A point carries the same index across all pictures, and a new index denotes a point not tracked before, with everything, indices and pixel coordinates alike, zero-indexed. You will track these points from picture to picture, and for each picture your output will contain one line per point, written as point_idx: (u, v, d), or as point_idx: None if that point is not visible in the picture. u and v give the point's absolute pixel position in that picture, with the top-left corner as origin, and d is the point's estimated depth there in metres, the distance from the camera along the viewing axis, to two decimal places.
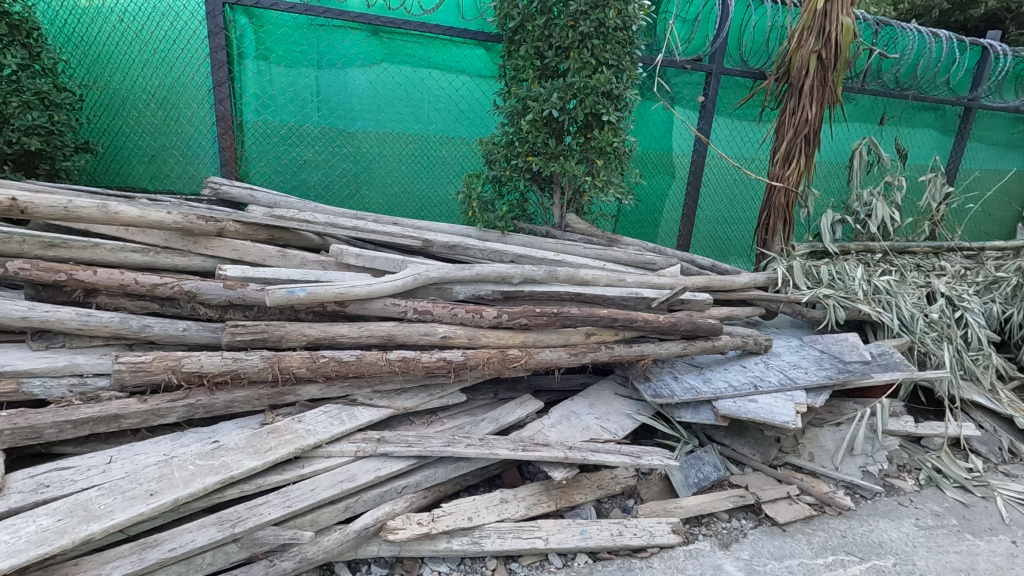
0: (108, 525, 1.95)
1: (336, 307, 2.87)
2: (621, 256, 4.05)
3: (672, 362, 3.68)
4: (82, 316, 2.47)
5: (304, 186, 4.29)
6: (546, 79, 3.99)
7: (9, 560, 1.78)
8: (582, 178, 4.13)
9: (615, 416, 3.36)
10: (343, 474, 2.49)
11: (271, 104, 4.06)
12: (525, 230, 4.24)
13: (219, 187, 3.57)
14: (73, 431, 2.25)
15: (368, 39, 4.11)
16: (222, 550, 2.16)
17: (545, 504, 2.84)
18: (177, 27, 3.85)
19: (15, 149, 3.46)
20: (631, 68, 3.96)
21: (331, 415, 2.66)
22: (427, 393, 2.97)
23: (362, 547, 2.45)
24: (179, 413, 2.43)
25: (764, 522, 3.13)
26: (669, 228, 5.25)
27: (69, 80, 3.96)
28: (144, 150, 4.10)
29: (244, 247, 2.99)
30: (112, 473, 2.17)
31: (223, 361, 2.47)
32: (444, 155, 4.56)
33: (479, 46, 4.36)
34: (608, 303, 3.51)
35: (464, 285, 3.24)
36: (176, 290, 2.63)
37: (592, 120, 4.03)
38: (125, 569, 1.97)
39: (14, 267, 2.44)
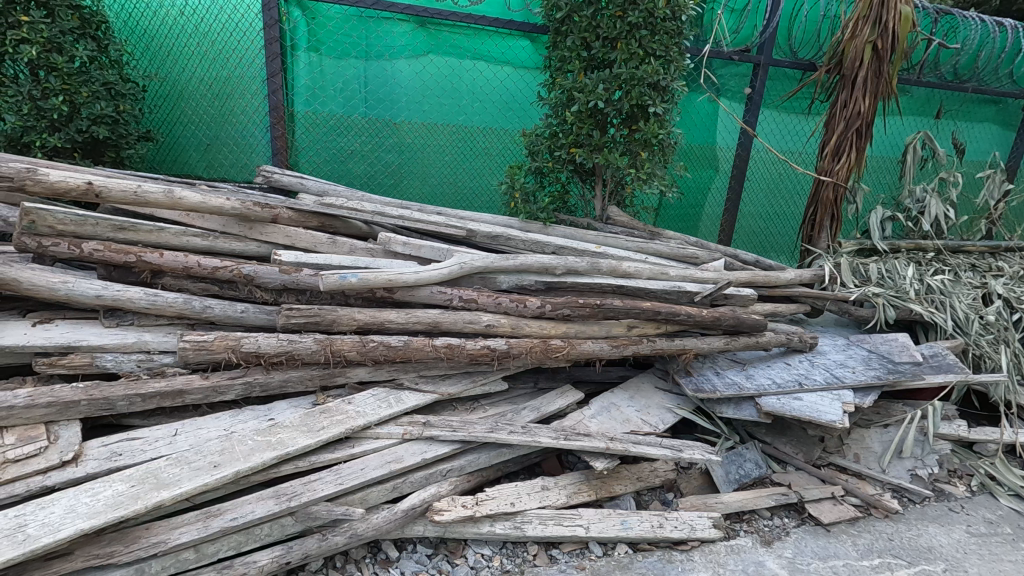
0: (177, 493, 2.06)
1: (385, 294, 2.94)
2: (663, 250, 4.01)
3: (713, 357, 3.65)
4: (150, 296, 2.60)
5: (350, 175, 4.40)
6: (592, 71, 3.96)
7: (90, 521, 1.90)
8: (625, 171, 4.10)
9: (655, 409, 3.35)
10: (391, 456, 2.57)
11: (321, 95, 4.15)
12: (567, 222, 4.22)
13: (270, 175, 3.70)
14: (142, 404, 2.37)
15: (415, 31, 4.16)
16: (278, 523, 2.26)
17: (586, 493, 2.86)
18: (234, 20, 3.98)
19: (84, 137, 3.62)
20: (679, 59, 3.90)
21: (379, 398, 2.74)
22: (470, 380, 3.02)
23: (409, 526, 2.51)
24: (237, 391, 2.54)
25: (807, 522, 3.09)
26: (710, 223, 5.19)
27: (133, 71, 4.13)
28: (201, 139, 4.26)
29: (296, 234, 3.08)
30: (178, 445, 2.29)
31: (279, 343, 2.57)
32: (486, 146, 4.59)
33: (524, 37, 4.35)
34: (650, 296, 3.50)
35: (508, 275, 3.27)
36: (236, 273, 2.74)
37: (637, 112, 3.98)
38: (192, 535, 2.08)
39: (89, 249, 2.58)
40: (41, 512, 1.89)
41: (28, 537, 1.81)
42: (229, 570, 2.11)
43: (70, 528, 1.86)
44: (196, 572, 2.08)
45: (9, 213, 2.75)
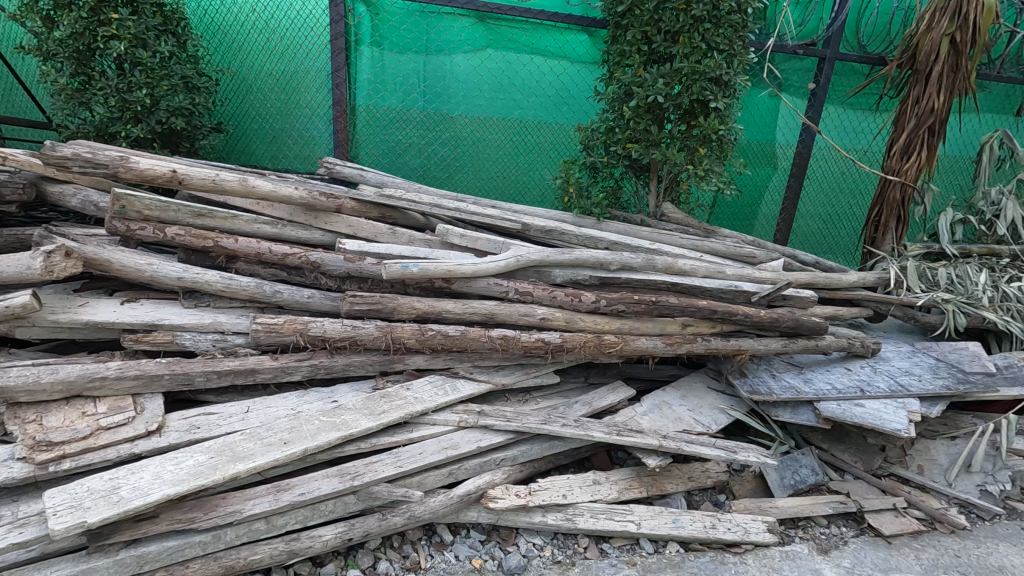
0: (252, 466, 2.17)
1: (443, 284, 2.99)
2: (719, 248, 3.94)
3: (769, 360, 3.57)
4: (226, 279, 2.75)
5: (406, 168, 4.51)
6: (652, 65, 3.91)
7: (175, 487, 2.03)
8: (682, 167, 4.03)
9: (708, 409, 3.30)
10: (447, 442, 2.63)
11: (382, 89, 4.25)
12: (620, 217, 4.19)
13: (333, 167, 3.82)
14: (217, 380, 2.51)
15: (474, 26, 4.21)
16: (341, 500, 2.35)
17: (636, 489, 2.86)
18: (302, 15, 4.12)
19: (163, 128, 3.82)
20: (743, 53, 3.81)
21: (436, 385, 2.80)
22: (523, 371, 3.05)
23: (463, 512, 2.57)
24: (304, 372, 2.65)
25: (866, 532, 2.99)
26: (766, 222, 5.06)
27: (207, 65, 4.33)
28: (268, 131, 4.45)
29: (358, 224, 3.18)
30: (250, 421, 2.42)
31: (344, 328, 2.66)
32: (541, 141, 4.60)
33: (582, 32, 4.33)
34: (705, 295, 3.44)
35: (563, 269, 3.27)
36: (303, 260, 2.85)
37: (697, 107, 3.91)
38: (263, 507, 2.19)
39: (172, 233, 2.73)
40: (131, 477, 2.03)
41: (121, 499, 1.95)
42: (297, 541, 2.22)
43: (158, 493, 1.99)
44: (267, 541, 2.20)
45: (99, 198, 2.94)
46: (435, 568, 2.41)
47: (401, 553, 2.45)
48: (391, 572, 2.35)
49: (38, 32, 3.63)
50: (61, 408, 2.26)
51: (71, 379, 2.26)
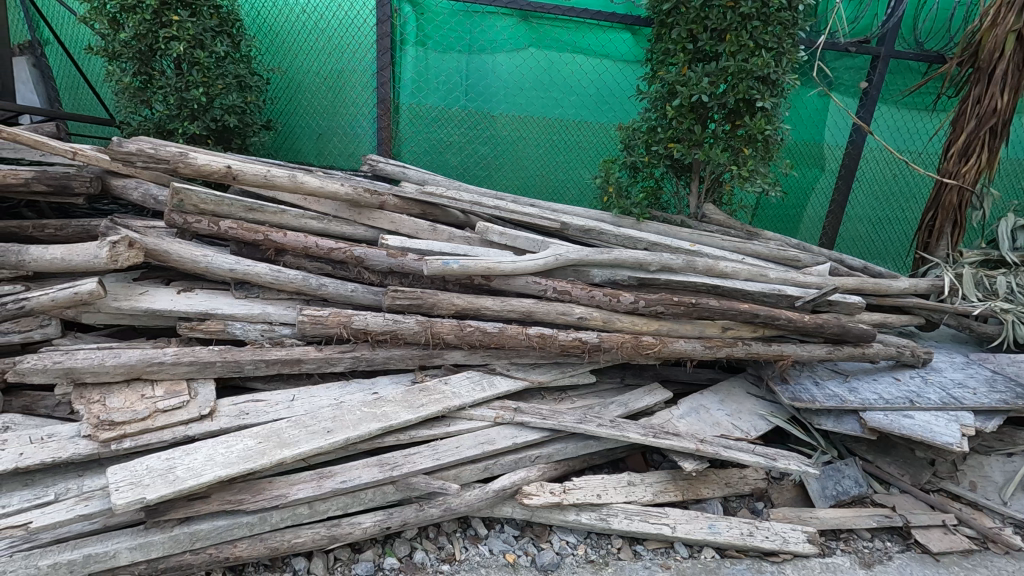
0: (297, 452, 2.25)
1: (482, 281, 3.01)
2: (761, 251, 3.85)
3: (812, 366, 3.48)
4: (275, 272, 2.85)
5: (446, 166, 4.57)
6: (697, 63, 3.84)
7: (227, 469, 2.12)
8: (725, 167, 3.95)
9: (747, 415, 3.22)
10: (484, 437, 2.66)
11: (426, 87, 4.32)
12: (660, 218, 4.14)
13: (376, 164, 3.89)
14: (265, 369, 2.61)
15: (518, 25, 4.23)
16: (380, 490, 2.41)
17: (672, 493, 2.83)
18: (351, 16, 4.22)
19: (217, 125, 3.98)
20: (793, 51, 3.70)
21: (474, 381, 2.84)
22: (559, 370, 3.05)
23: (498, 507, 2.60)
24: (346, 363, 2.73)
25: (913, 548, 2.88)
26: (811, 225, 4.93)
27: (259, 64, 4.48)
28: (314, 128, 4.58)
29: (400, 220, 3.24)
30: (295, 410, 2.50)
31: (386, 322, 2.73)
32: (581, 140, 4.59)
33: (626, 31, 4.29)
34: (747, 298, 3.36)
35: (602, 269, 3.26)
36: (348, 254, 2.93)
37: (742, 107, 3.82)
38: (307, 492, 2.26)
39: (226, 227, 2.85)
40: (186, 457, 2.14)
41: (177, 478, 2.05)
42: (338, 527, 2.30)
43: (211, 474, 2.09)
44: (310, 526, 2.28)
45: (158, 192, 3.09)
46: (470, 560, 2.45)
47: (436, 544, 2.49)
48: (427, 563, 2.40)
49: (105, 34, 3.83)
50: (123, 390, 2.39)
51: (131, 363, 2.39)
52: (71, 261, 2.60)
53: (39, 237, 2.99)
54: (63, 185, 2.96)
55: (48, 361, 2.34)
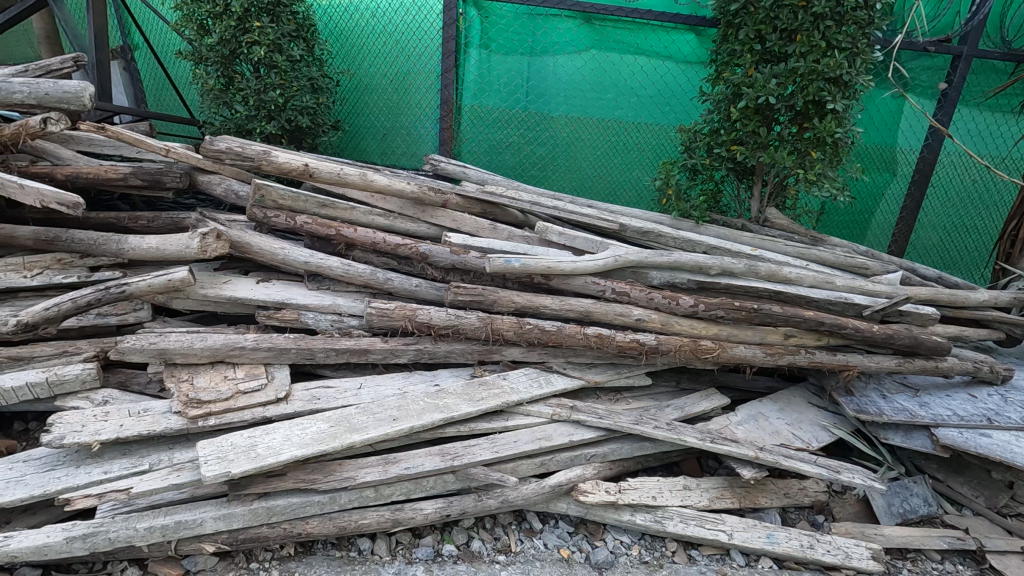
0: (366, 438, 2.36)
1: (541, 280, 3.06)
2: (827, 257, 3.73)
3: (879, 378, 3.35)
4: (345, 266, 3.00)
5: (504, 166, 4.67)
6: (765, 64, 3.74)
7: (302, 450, 2.25)
8: (790, 170, 3.85)
9: (808, 425, 3.14)
10: (541, 433, 2.71)
11: (488, 89, 4.42)
12: (719, 221, 4.07)
13: (438, 164, 4.00)
14: (335, 357, 2.74)
15: (580, 27, 4.27)
16: (441, 478, 2.50)
17: (729, 499, 2.79)
18: (418, 20, 4.36)
19: (291, 126, 4.20)
20: (868, 51, 3.56)
21: (531, 377, 2.89)
22: (615, 371, 3.06)
23: (554, 502, 2.64)
24: (410, 355, 2.84)
25: (986, 574, 2.73)
26: (879, 231, 4.74)
27: (330, 67, 4.69)
28: (379, 128, 4.77)
29: (462, 219, 3.33)
30: (362, 397, 2.62)
31: (448, 316, 2.81)
32: (640, 141, 4.57)
33: (690, 31, 4.24)
34: (812, 305, 3.26)
35: (661, 271, 3.24)
36: (414, 251, 3.03)
37: (811, 109, 3.70)
38: (374, 476, 2.38)
39: (302, 222, 3.02)
40: (266, 436, 2.28)
41: (259, 455, 2.19)
42: (401, 511, 2.40)
43: (288, 453, 2.22)
44: (375, 508, 2.39)
45: (240, 187, 3.30)
46: (525, 553, 2.49)
47: (493, 535, 2.55)
48: (484, 552, 2.46)
49: (193, 39, 4.10)
50: (208, 371, 2.57)
51: (217, 346, 2.57)
52: (164, 251, 2.81)
53: (133, 227, 3.22)
54: (156, 180, 3.18)
55: (145, 342, 2.54)
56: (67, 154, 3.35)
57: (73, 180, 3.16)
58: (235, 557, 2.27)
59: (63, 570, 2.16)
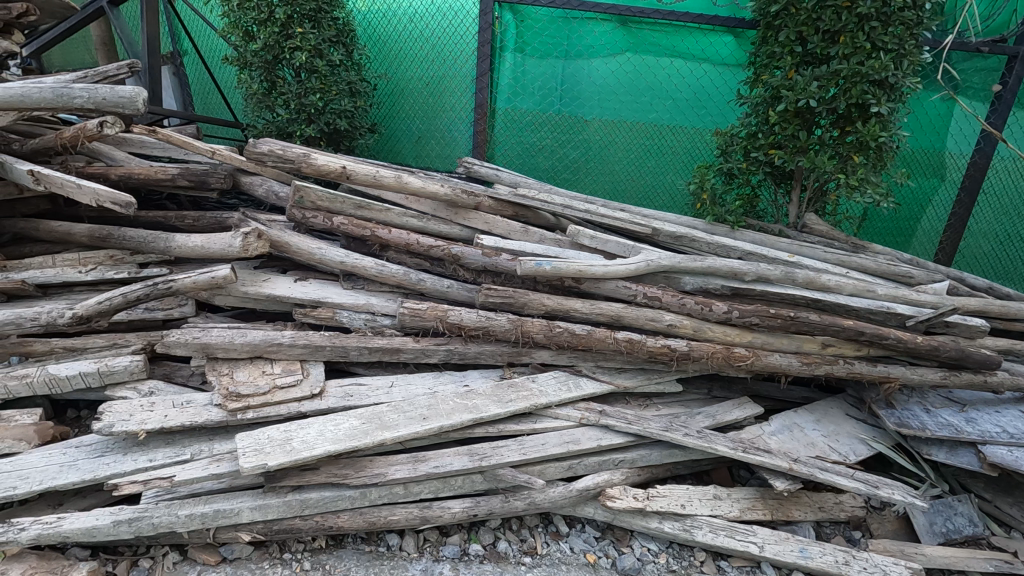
0: (396, 435, 2.41)
1: (572, 283, 3.06)
2: (868, 265, 3.61)
3: (922, 392, 3.23)
4: (379, 266, 3.07)
5: (537, 169, 4.69)
6: (806, 67, 3.65)
7: (336, 445, 2.31)
8: (831, 175, 3.74)
9: (845, 437, 3.04)
10: (569, 437, 2.70)
11: (522, 93, 4.46)
12: (755, 227, 4.00)
13: (471, 166, 4.04)
14: (368, 355, 2.80)
15: (616, 30, 4.25)
16: (469, 478, 2.53)
17: (760, 511, 2.73)
18: (454, 24, 4.42)
19: (329, 129, 4.31)
20: (916, 52, 3.43)
21: (560, 380, 2.89)
22: (645, 376, 3.03)
23: (581, 506, 2.63)
24: (440, 355, 2.87)
25: None
26: (926, 238, 4.56)
27: (368, 71, 4.80)
28: (414, 131, 4.86)
29: (494, 221, 3.36)
30: (393, 395, 2.67)
31: (479, 318, 2.83)
32: (675, 145, 4.52)
33: (728, 33, 4.17)
34: (851, 314, 3.16)
35: (694, 276, 3.19)
36: (446, 252, 3.08)
37: (854, 112, 3.60)
38: (403, 473, 2.42)
39: (339, 223, 3.10)
40: (301, 431, 2.35)
41: (294, 448, 2.26)
42: (429, 509, 2.43)
43: (322, 448, 2.28)
44: (403, 505, 2.44)
45: (280, 188, 3.40)
46: (551, 555, 2.50)
47: (519, 536, 2.57)
48: (510, 553, 2.47)
49: (239, 45, 4.25)
50: (247, 365, 2.66)
51: (256, 342, 2.66)
52: (208, 249, 2.92)
53: (179, 226, 3.35)
54: (202, 181, 3.31)
55: (189, 336, 2.64)
56: (121, 155, 3.52)
57: (125, 180, 3.32)
58: (269, 547, 2.34)
59: (110, 551, 2.27)
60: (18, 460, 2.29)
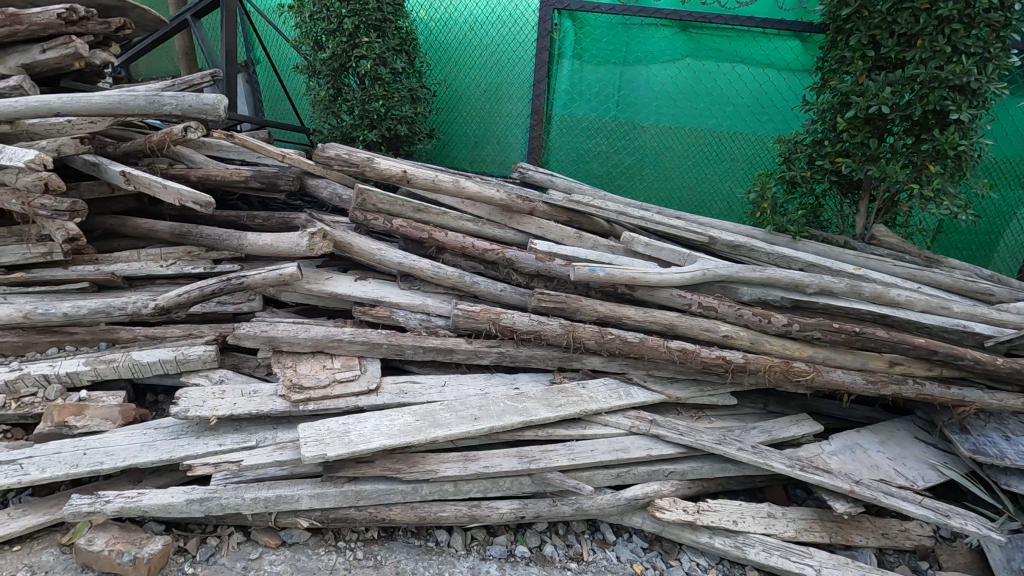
0: (448, 434, 2.46)
1: (625, 290, 3.04)
2: (941, 280, 3.42)
3: (1001, 418, 3.02)
4: (435, 268, 3.14)
5: (591, 175, 4.69)
6: (879, 72, 3.50)
7: (391, 440, 2.39)
8: (903, 185, 3.56)
9: (913, 462, 2.88)
10: (618, 444, 2.69)
11: (578, 99, 4.48)
12: (819, 237, 3.85)
13: (526, 171, 4.07)
14: (422, 354, 2.88)
15: (676, 35, 4.21)
16: (518, 480, 2.56)
17: (818, 533, 2.62)
18: (514, 31, 4.49)
19: (390, 134, 4.46)
20: (1003, 56, 3.22)
21: (611, 388, 2.88)
22: (698, 387, 2.97)
23: (628, 516, 2.61)
24: (492, 357, 2.92)
25: None
26: (1009, 253, 4.28)
27: (428, 79, 4.93)
28: (471, 136, 4.96)
29: (547, 226, 3.38)
30: (446, 394, 2.74)
31: (531, 322, 2.86)
32: (735, 152, 4.42)
33: (794, 37, 4.04)
34: (922, 332, 3.00)
35: (752, 287, 3.11)
36: (501, 256, 3.13)
37: (931, 119, 3.41)
38: (454, 471, 2.48)
39: (398, 225, 3.21)
40: (359, 424, 2.44)
41: (351, 441, 2.35)
42: (478, 508, 2.47)
43: (377, 442, 2.36)
44: (453, 502, 2.49)
45: (343, 191, 3.55)
46: (598, 563, 2.49)
47: (566, 541, 2.57)
48: (556, 558, 2.48)
49: (309, 54, 4.46)
50: (310, 360, 2.79)
51: (318, 338, 2.79)
52: (277, 248, 3.08)
53: (250, 225, 3.55)
54: (272, 183, 3.50)
55: (258, 329, 2.79)
56: (200, 158, 3.76)
57: (204, 181, 3.54)
58: (325, 535, 2.44)
59: (181, 528, 2.42)
60: (105, 438, 2.48)
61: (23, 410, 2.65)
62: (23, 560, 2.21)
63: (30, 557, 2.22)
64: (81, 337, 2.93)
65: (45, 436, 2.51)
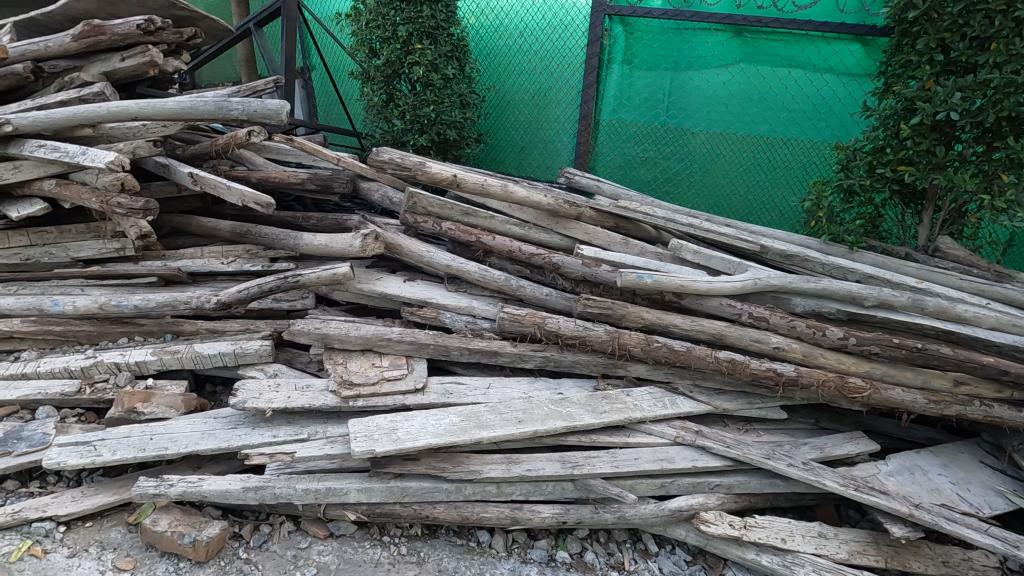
0: (493, 435, 2.49)
1: (673, 297, 3.00)
2: (1013, 297, 3.23)
3: None
4: (482, 271, 3.18)
5: (639, 181, 4.65)
6: (948, 77, 3.35)
7: (436, 439, 2.43)
8: (972, 195, 3.39)
9: (978, 488, 2.73)
10: (663, 454, 2.65)
11: (627, 105, 4.46)
12: (878, 249, 3.70)
13: (572, 177, 4.06)
14: (468, 356, 2.92)
15: (729, 40, 4.14)
16: (560, 485, 2.56)
17: (873, 557, 2.50)
18: (564, 37, 4.51)
19: (440, 139, 4.55)
20: None
21: (656, 397, 2.84)
22: (747, 400, 2.90)
23: (671, 527, 2.57)
24: (537, 361, 2.93)
25: None
26: None
27: (477, 84, 5.00)
28: (518, 141, 5.00)
29: (594, 232, 3.37)
30: (490, 396, 2.76)
31: (577, 327, 2.85)
32: (789, 159, 4.30)
33: (855, 41, 3.92)
34: (991, 351, 2.84)
35: (806, 298, 3.01)
36: (547, 260, 3.14)
37: (1005, 126, 3.23)
38: (497, 472, 2.49)
39: (447, 228, 3.27)
40: (406, 422, 2.49)
41: (399, 438, 2.41)
42: (520, 511, 2.49)
43: (424, 440, 2.41)
44: (495, 503, 2.51)
45: (393, 194, 3.64)
46: (640, 572, 2.47)
47: (606, 550, 2.55)
48: (597, 565, 2.47)
49: (363, 61, 4.59)
50: (359, 357, 2.87)
51: (368, 336, 2.87)
52: (331, 248, 3.19)
53: (305, 226, 3.68)
54: (326, 185, 3.62)
55: (311, 326, 2.88)
56: (259, 160, 3.93)
57: (263, 182, 3.70)
58: (371, 528, 2.51)
59: (237, 514, 2.53)
60: (169, 425, 2.62)
61: (97, 395, 2.83)
62: (94, 535, 2.35)
63: (100, 534, 2.36)
64: (149, 328, 3.11)
65: (115, 420, 2.67)
